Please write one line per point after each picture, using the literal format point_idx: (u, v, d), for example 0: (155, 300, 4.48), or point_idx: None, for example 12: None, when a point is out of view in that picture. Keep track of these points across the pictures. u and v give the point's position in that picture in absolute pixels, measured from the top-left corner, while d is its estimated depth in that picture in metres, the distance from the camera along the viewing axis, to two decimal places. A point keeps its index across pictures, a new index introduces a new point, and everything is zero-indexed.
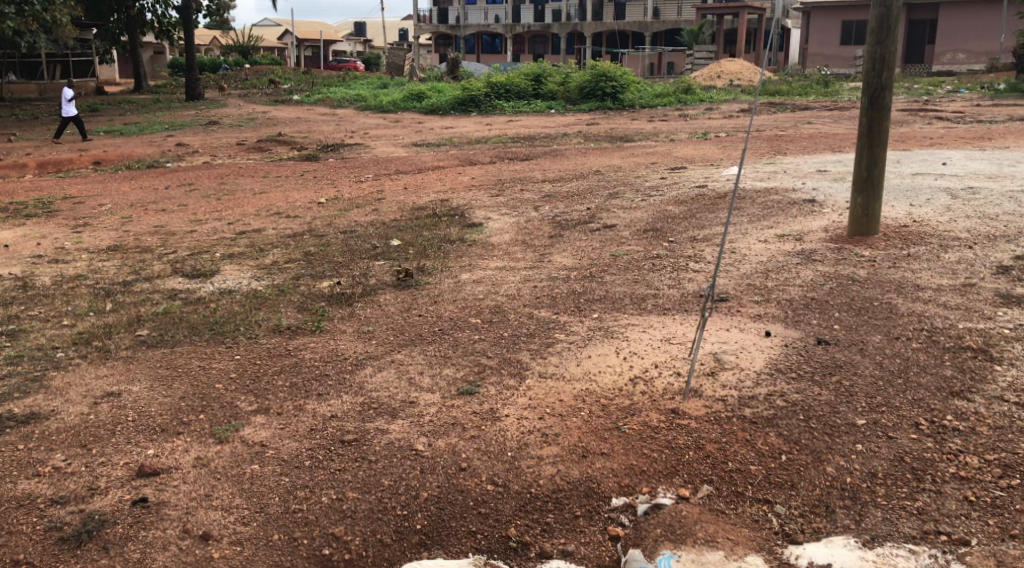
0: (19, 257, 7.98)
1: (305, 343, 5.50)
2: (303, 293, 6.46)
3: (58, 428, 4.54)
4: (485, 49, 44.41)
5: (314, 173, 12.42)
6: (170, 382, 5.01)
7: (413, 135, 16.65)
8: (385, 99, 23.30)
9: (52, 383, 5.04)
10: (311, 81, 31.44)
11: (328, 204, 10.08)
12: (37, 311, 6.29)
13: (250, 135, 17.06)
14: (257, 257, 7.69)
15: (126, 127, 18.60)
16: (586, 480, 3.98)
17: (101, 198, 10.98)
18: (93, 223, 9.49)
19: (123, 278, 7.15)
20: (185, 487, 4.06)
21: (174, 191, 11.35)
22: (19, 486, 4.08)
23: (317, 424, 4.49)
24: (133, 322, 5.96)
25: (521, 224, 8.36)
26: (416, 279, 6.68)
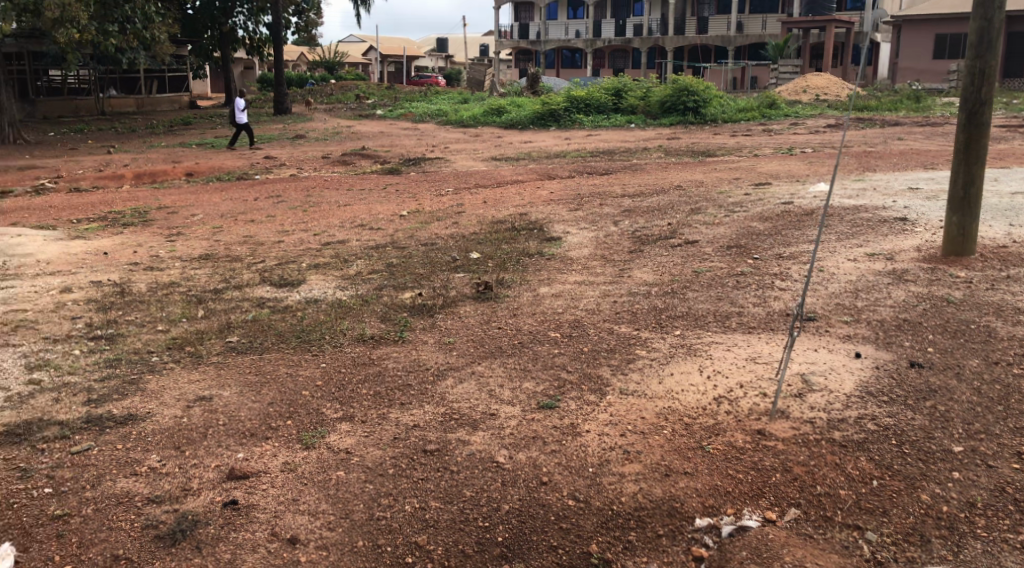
0: (117, 264, 8.30)
1: (388, 353, 5.58)
2: (385, 303, 6.56)
3: (154, 429, 4.70)
4: (565, 63, 44.52)
5: (396, 186, 12.61)
6: (259, 388, 5.14)
7: (493, 149, 16.80)
8: (466, 113, 23.53)
9: (148, 386, 5.22)
10: (393, 96, 31.93)
11: (409, 216, 10.22)
12: (134, 316, 6.53)
13: (335, 149, 17.44)
14: (341, 267, 7.83)
15: (217, 140, 19.22)
16: (669, 499, 3.93)
17: (194, 209, 11.36)
18: (186, 233, 9.82)
19: (214, 285, 7.38)
20: (274, 491, 4.15)
21: (262, 202, 11.67)
22: (118, 483, 4.24)
23: (399, 433, 4.55)
24: (224, 328, 6.15)
25: (601, 239, 8.34)
26: (495, 291, 6.73)
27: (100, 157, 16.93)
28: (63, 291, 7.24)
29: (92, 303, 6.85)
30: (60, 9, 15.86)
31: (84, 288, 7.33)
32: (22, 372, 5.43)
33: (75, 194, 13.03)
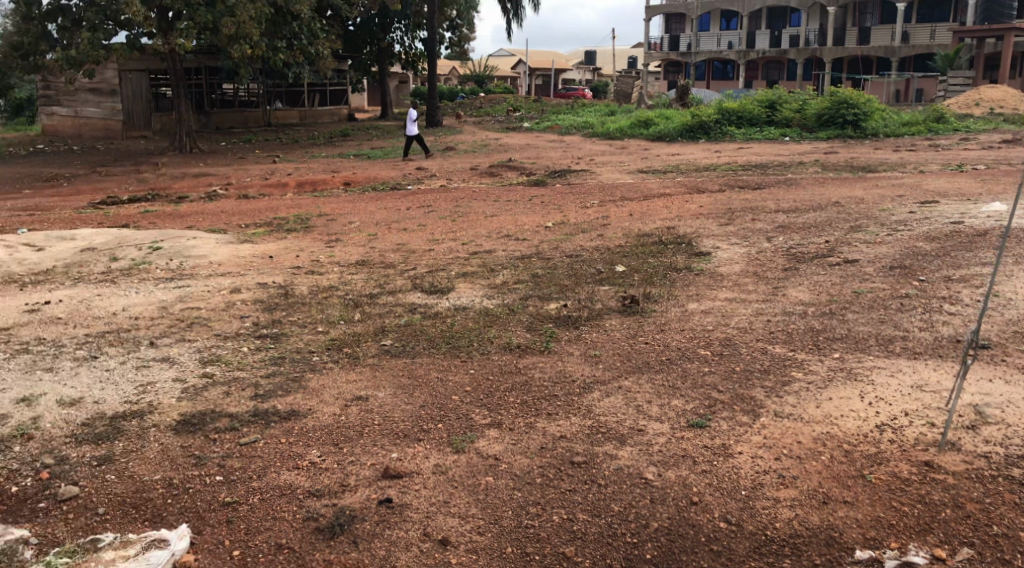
0: (281, 267, 8.75)
1: (534, 362, 5.63)
2: (532, 313, 6.62)
3: (314, 426, 4.93)
4: (716, 75, 43.73)
5: (543, 198, 12.71)
6: (411, 390, 5.30)
7: (640, 161, 16.68)
8: (613, 125, 23.47)
9: (309, 384, 5.47)
10: (541, 109, 32.23)
11: (555, 228, 10.28)
12: (296, 316, 6.86)
13: (483, 160, 17.77)
14: (488, 276, 7.97)
15: (372, 151, 19.97)
16: (827, 527, 3.81)
17: (350, 216, 11.82)
18: (343, 239, 10.24)
19: (369, 290, 7.66)
20: (426, 492, 4.26)
21: (414, 211, 12.02)
22: (281, 476, 4.48)
23: (547, 442, 4.57)
24: (378, 332, 6.37)
25: (753, 255, 8.13)
26: (642, 305, 6.67)
27: (265, 166, 17.89)
28: (232, 291, 7.68)
29: (258, 304, 7.24)
30: (235, 26, 16.94)
31: (251, 289, 7.76)
32: (196, 366, 5.79)
33: (242, 200, 13.80)
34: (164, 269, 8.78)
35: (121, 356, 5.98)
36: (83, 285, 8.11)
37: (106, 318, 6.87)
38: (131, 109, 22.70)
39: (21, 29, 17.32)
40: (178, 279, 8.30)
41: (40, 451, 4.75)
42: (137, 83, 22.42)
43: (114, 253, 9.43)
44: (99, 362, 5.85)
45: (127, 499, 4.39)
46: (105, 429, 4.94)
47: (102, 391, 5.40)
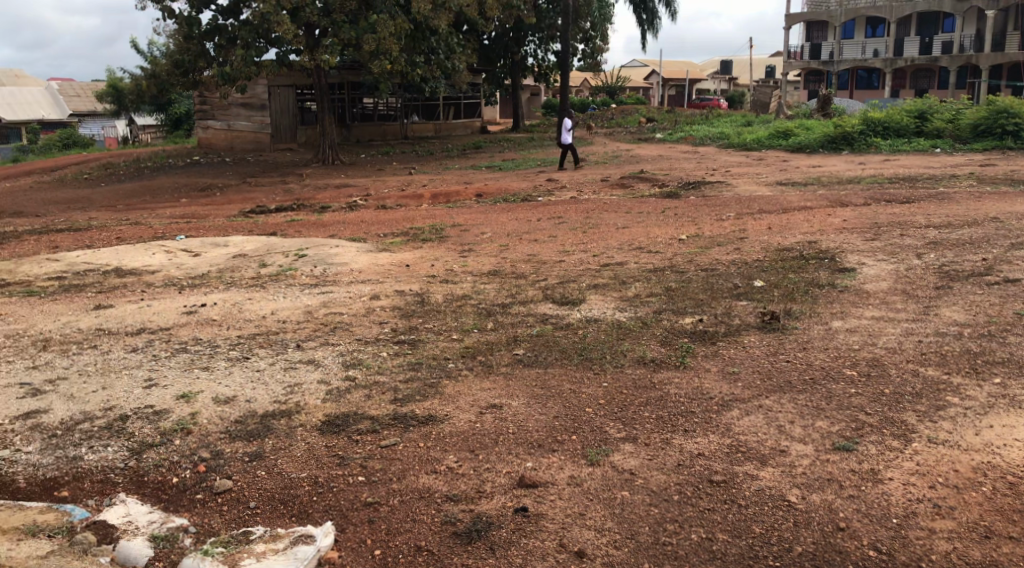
0: (416, 276, 8.96)
1: (670, 378, 5.55)
2: (666, 327, 6.54)
3: (450, 431, 5.04)
4: (860, 84, 42.12)
5: (676, 210, 12.53)
6: (545, 400, 5.34)
7: (778, 173, 16.21)
8: (750, 136, 22.92)
9: (445, 390, 5.59)
10: (674, 120, 31.81)
11: (689, 241, 10.12)
12: (432, 324, 7.01)
13: (615, 172, 17.68)
14: (620, 289, 7.92)
15: (505, 163, 20.22)
16: (989, 563, 3.76)
17: (483, 227, 11.99)
18: (476, 249, 10.40)
19: (501, 300, 7.75)
20: (562, 502, 4.30)
21: (546, 222, 12.08)
22: (420, 479, 4.61)
23: (684, 459, 4.55)
24: (512, 341, 6.43)
25: (901, 272, 7.78)
26: (782, 322, 6.48)
27: (402, 177, 18.40)
28: (371, 298, 7.92)
29: (396, 310, 7.44)
30: (376, 43, 17.48)
31: (389, 296, 7.99)
32: (340, 369, 6.00)
33: (379, 211, 14.22)
34: (309, 275, 9.15)
35: (270, 357, 6.26)
36: (235, 289, 8.55)
37: (255, 321, 7.21)
38: (279, 122, 23.65)
39: (182, 48, 18.43)
40: (322, 285, 8.63)
41: (197, 444, 5.03)
42: (284, 97, 23.50)
43: (263, 259, 9.90)
44: (250, 363, 6.14)
45: (276, 494, 4.62)
46: (256, 427, 5.18)
47: (253, 390, 5.66)
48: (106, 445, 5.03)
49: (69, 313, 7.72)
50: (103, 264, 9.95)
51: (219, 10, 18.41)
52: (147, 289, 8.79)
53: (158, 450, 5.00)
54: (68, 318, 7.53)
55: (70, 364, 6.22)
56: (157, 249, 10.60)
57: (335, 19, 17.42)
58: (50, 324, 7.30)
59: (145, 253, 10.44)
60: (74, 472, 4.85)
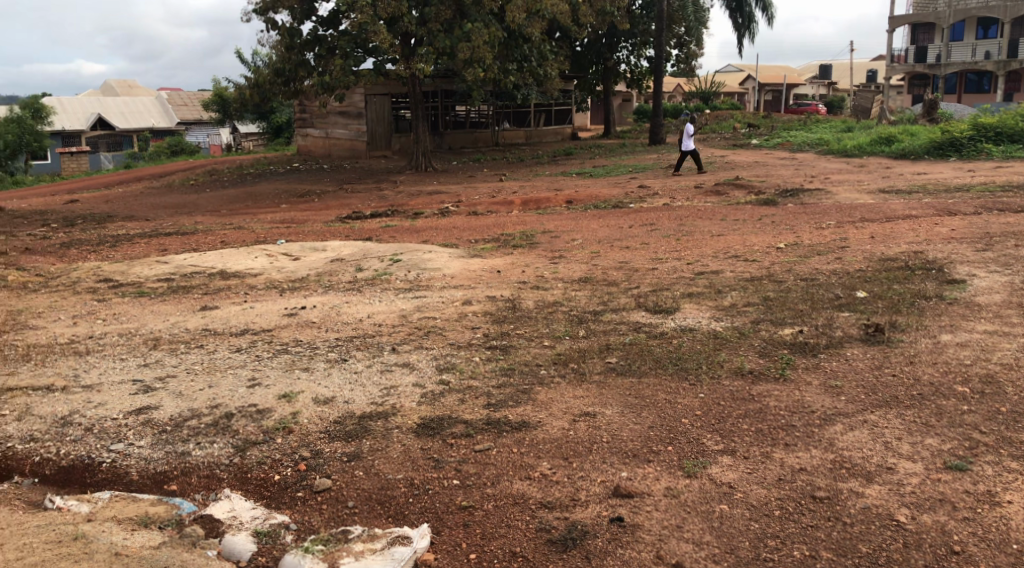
0: (508, 282, 9.01)
1: (769, 390, 5.42)
2: (765, 338, 6.39)
3: (544, 438, 5.04)
4: (969, 88, 40.48)
5: (773, 218, 12.25)
6: (639, 410, 5.28)
7: (880, 181, 15.69)
8: (851, 142, 22.26)
9: (538, 396, 5.58)
10: (771, 126, 31.15)
11: (787, 250, 9.88)
12: (524, 330, 7.01)
13: (709, 179, 17.38)
14: (715, 298, 7.78)
15: (596, 169, 20.14)
16: None
17: (575, 234, 11.97)
18: (567, 256, 10.38)
19: (593, 307, 7.70)
20: (658, 514, 4.30)
21: (638, 230, 11.98)
22: (515, 485, 4.63)
23: (785, 474, 4.50)
24: (604, 349, 6.39)
25: (1015, 284, 7.44)
26: (887, 334, 6.27)
27: (494, 184, 18.52)
28: (464, 303, 8.00)
29: (488, 316, 7.48)
30: (470, 51, 17.64)
31: (481, 302, 8.04)
32: (434, 373, 6.06)
33: (471, 217, 14.35)
34: (403, 280, 9.30)
35: (367, 360, 6.37)
36: (333, 293, 8.75)
37: (352, 324, 7.35)
38: (375, 130, 24.07)
39: (284, 58, 19.01)
40: (415, 290, 8.75)
41: (298, 443, 5.15)
42: (379, 105, 23.94)
43: (359, 264, 10.11)
44: (347, 365, 6.26)
45: (373, 495, 4.69)
46: (354, 427, 5.28)
47: (351, 392, 5.76)
48: (212, 442, 5.20)
49: (178, 313, 8.03)
50: (209, 267, 10.31)
51: (319, 20, 18.89)
52: (250, 291, 9.08)
53: (261, 447, 5.14)
54: (176, 318, 7.83)
55: (179, 363, 6.46)
56: (259, 253, 10.94)
57: (431, 28, 17.67)
58: (160, 324, 7.61)
59: (248, 256, 10.77)
60: (182, 467, 5.02)
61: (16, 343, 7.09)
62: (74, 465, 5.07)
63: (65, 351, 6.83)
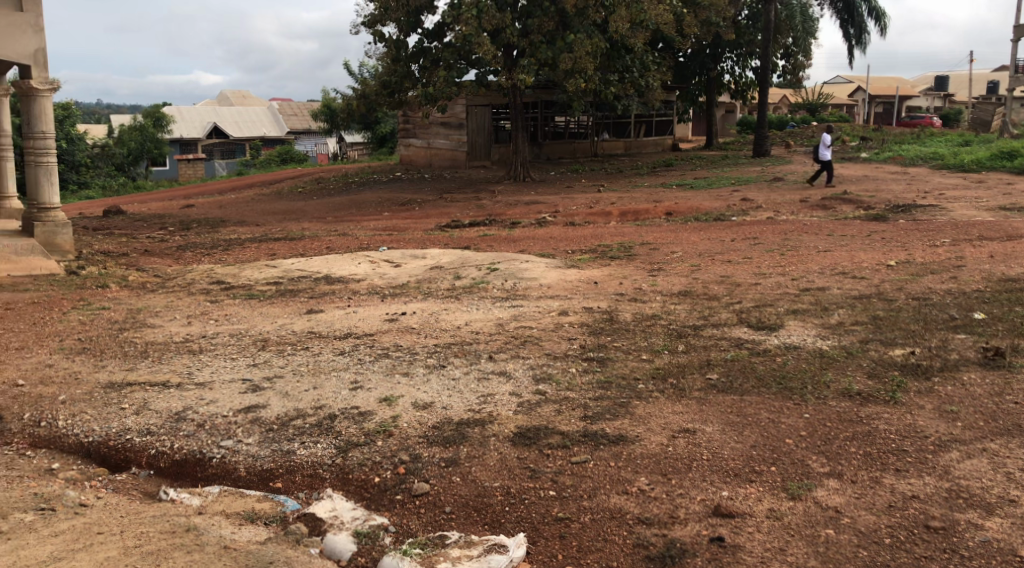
0: (606, 293, 8.97)
1: (878, 412, 5.23)
2: (874, 359, 6.17)
3: (642, 453, 4.99)
4: None
5: (883, 234, 11.85)
6: (741, 429, 5.18)
7: (1001, 197, 14.98)
8: (969, 156, 21.35)
9: (636, 411, 5.53)
10: (882, 139, 30.14)
11: (898, 267, 9.53)
12: (622, 343, 6.96)
13: (816, 193, 16.94)
14: (822, 315, 7.56)
15: (698, 181, 19.85)
16: None
17: (675, 246, 11.83)
18: (667, 268, 10.27)
19: (693, 321, 7.59)
20: (760, 536, 4.21)
21: (740, 243, 11.76)
22: (612, 499, 4.60)
23: (896, 501, 4.37)
24: (704, 365, 6.28)
25: None
26: (1007, 359, 5.97)
27: (593, 194, 18.48)
28: (561, 314, 7.99)
29: (585, 327, 7.46)
30: (572, 61, 17.65)
31: (578, 313, 8.02)
32: (530, 383, 6.07)
33: (569, 227, 14.36)
34: (500, 288, 9.37)
35: (465, 367, 6.43)
36: (432, 300, 8.88)
37: (451, 331, 7.44)
38: (475, 141, 24.37)
39: (390, 70, 19.46)
40: (513, 299, 8.80)
41: (397, 447, 5.23)
42: (481, 116, 24.22)
43: (457, 272, 10.22)
44: (446, 371, 6.34)
45: (470, 501, 4.73)
46: (452, 433, 5.33)
47: (449, 398, 5.83)
48: (316, 442, 5.33)
49: (285, 316, 8.28)
50: (314, 271, 10.61)
51: (425, 33, 19.26)
52: (353, 296, 9.31)
53: (363, 449, 5.24)
54: (283, 320, 8.08)
55: (285, 363, 6.66)
56: (362, 259, 11.19)
57: (533, 40, 17.83)
58: (268, 326, 7.86)
59: (351, 262, 11.04)
60: (287, 465, 5.16)
61: (136, 340, 7.45)
62: (187, 459, 5.27)
63: (180, 349, 7.13)
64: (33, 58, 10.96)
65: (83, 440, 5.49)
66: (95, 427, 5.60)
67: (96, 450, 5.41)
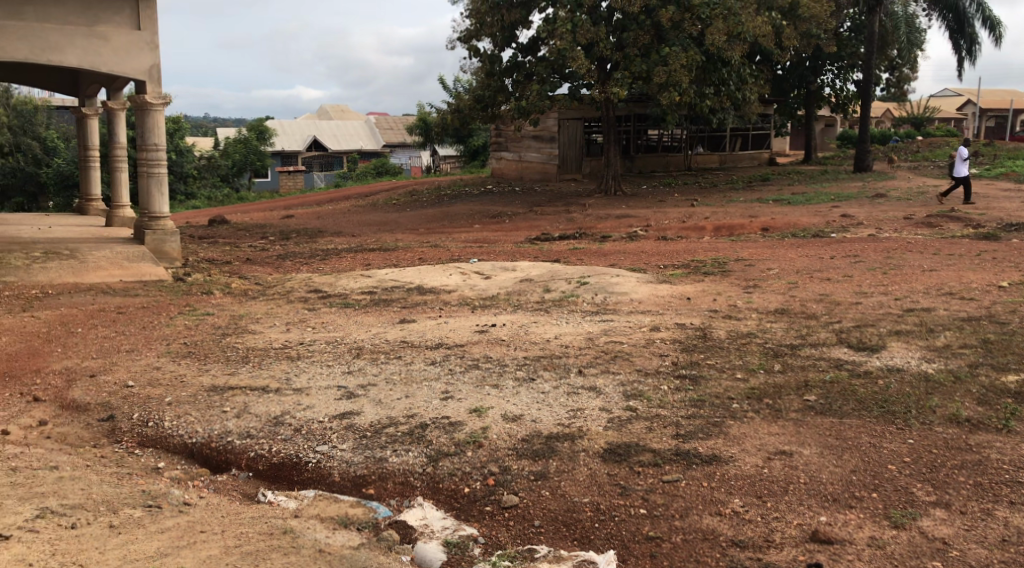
0: (699, 310, 8.84)
1: (989, 441, 5.03)
2: (984, 385, 5.90)
3: (736, 474, 4.88)
4: None
5: (994, 254, 11.35)
6: (841, 453, 5.03)
7: None
8: None
9: (730, 431, 5.42)
10: (993, 154, 28.90)
11: (1011, 289, 9.11)
12: (715, 360, 6.85)
13: (921, 209, 16.34)
14: (927, 337, 7.28)
15: (795, 196, 19.40)
16: None
17: (771, 263, 11.60)
18: (763, 285, 10.07)
19: (790, 340, 7.41)
20: (860, 564, 4.08)
21: (840, 261, 11.45)
22: (704, 520, 4.52)
23: (1009, 535, 4.18)
24: (801, 386, 6.11)
25: None
26: None
27: (686, 209, 18.25)
28: (652, 329, 7.91)
29: (677, 344, 7.36)
30: (667, 75, 17.51)
31: (671, 329, 7.92)
32: (621, 399, 6.01)
33: (661, 242, 14.21)
34: (591, 302, 9.34)
35: (555, 381, 6.42)
36: (521, 312, 8.90)
37: (540, 344, 7.44)
38: (566, 154, 24.36)
39: (484, 84, 19.67)
40: (603, 313, 8.75)
41: (487, 458, 5.26)
42: (573, 129, 24.23)
43: (547, 284, 10.23)
44: (536, 384, 6.34)
45: (559, 516, 4.71)
46: (541, 447, 5.32)
47: (539, 411, 5.83)
48: (407, 450, 5.40)
49: (379, 325, 8.42)
50: (407, 282, 10.79)
51: (519, 47, 19.41)
52: (444, 307, 9.42)
53: (453, 459, 5.28)
54: (377, 329, 8.23)
55: (378, 372, 6.77)
56: (453, 270, 11.31)
57: (628, 53, 17.80)
58: (362, 334, 8.02)
59: (443, 273, 11.17)
60: (379, 472, 5.24)
61: (238, 345, 7.70)
62: (284, 463, 5.40)
63: (279, 355, 7.33)
64: (148, 74, 11.45)
65: (187, 441, 5.69)
66: (198, 429, 5.79)
67: (199, 451, 5.60)
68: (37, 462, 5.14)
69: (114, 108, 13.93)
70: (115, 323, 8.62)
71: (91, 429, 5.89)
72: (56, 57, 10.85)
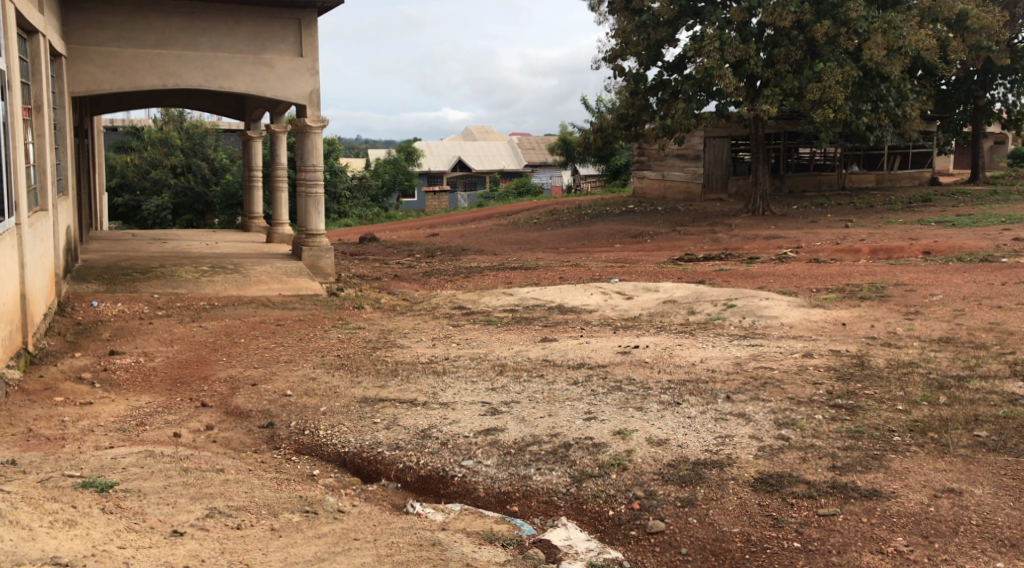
0: (854, 336, 8.45)
1: None
2: None
3: (899, 511, 4.61)
4: None
5: None
6: (1018, 494, 4.68)
7: None
8: None
9: (892, 465, 5.13)
10: None
11: None
12: (873, 390, 6.51)
13: None
14: None
15: (959, 218, 18.33)
16: None
17: (933, 288, 10.98)
18: (925, 312, 9.54)
19: (956, 372, 6.96)
20: None
21: (1012, 287, 10.70)
22: (865, 558, 4.29)
23: None
24: (970, 421, 5.71)
25: None
26: None
27: (838, 230, 17.55)
28: (805, 356, 7.60)
29: (832, 371, 7.04)
30: (820, 91, 16.91)
31: (825, 355, 7.59)
32: (772, 427, 5.80)
33: (813, 264, 13.71)
34: (738, 326, 9.09)
35: (701, 406, 6.26)
36: (665, 335, 8.76)
37: (685, 367, 7.28)
38: (712, 173, 23.92)
39: (628, 103, 19.56)
40: (752, 337, 8.51)
41: (632, 482, 5.17)
42: (719, 148, 23.79)
43: (692, 306, 10.03)
44: (682, 409, 6.20)
45: (707, 544, 4.57)
46: (688, 473, 5.20)
47: (685, 436, 5.70)
48: (551, 470, 5.40)
49: (521, 343, 8.47)
50: (549, 300, 10.84)
51: (665, 66, 19.24)
52: (586, 326, 9.39)
53: (597, 481, 5.23)
54: (519, 347, 8.28)
55: (522, 390, 6.79)
56: (594, 290, 11.26)
57: (779, 70, 17.30)
58: (505, 351, 8.10)
59: (584, 292, 11.16)
60: (523, 490, 5.25)
61: (387, 358, 7.92)
62: (431, 476, 5.49)
63: (426, 369, 7.49)
64: (309, 98, 12.03)
65: (340, 450, 5.86)
66: (351, 439, 5.97)
67: (351, 460, 5.75)
68: (205, 465, 5.43)
69: (276, 131, 14.71)
70: (274, 335, 9.04)
71: (252, 435, 6.18)
72: (226, 82, 11.55)
